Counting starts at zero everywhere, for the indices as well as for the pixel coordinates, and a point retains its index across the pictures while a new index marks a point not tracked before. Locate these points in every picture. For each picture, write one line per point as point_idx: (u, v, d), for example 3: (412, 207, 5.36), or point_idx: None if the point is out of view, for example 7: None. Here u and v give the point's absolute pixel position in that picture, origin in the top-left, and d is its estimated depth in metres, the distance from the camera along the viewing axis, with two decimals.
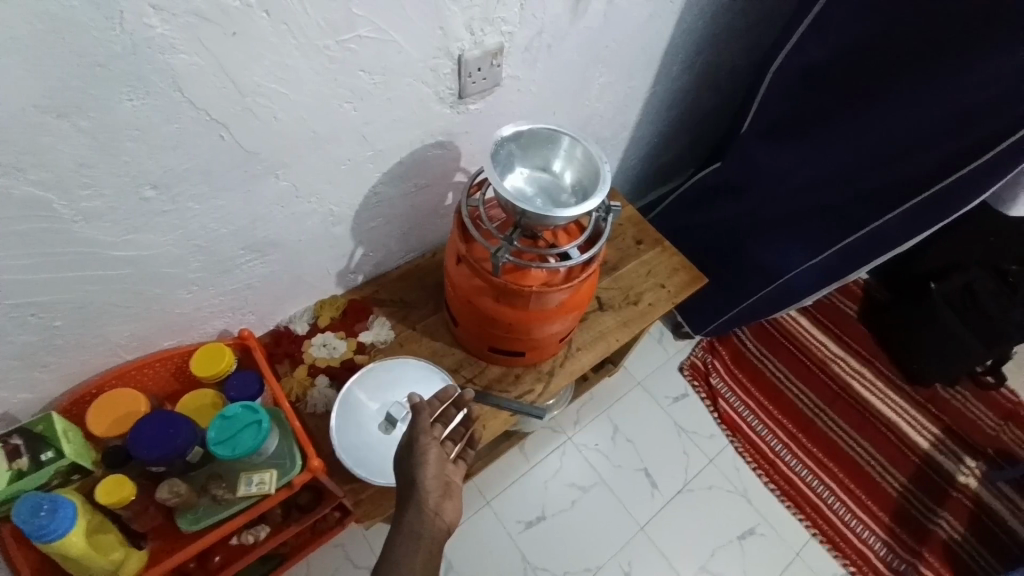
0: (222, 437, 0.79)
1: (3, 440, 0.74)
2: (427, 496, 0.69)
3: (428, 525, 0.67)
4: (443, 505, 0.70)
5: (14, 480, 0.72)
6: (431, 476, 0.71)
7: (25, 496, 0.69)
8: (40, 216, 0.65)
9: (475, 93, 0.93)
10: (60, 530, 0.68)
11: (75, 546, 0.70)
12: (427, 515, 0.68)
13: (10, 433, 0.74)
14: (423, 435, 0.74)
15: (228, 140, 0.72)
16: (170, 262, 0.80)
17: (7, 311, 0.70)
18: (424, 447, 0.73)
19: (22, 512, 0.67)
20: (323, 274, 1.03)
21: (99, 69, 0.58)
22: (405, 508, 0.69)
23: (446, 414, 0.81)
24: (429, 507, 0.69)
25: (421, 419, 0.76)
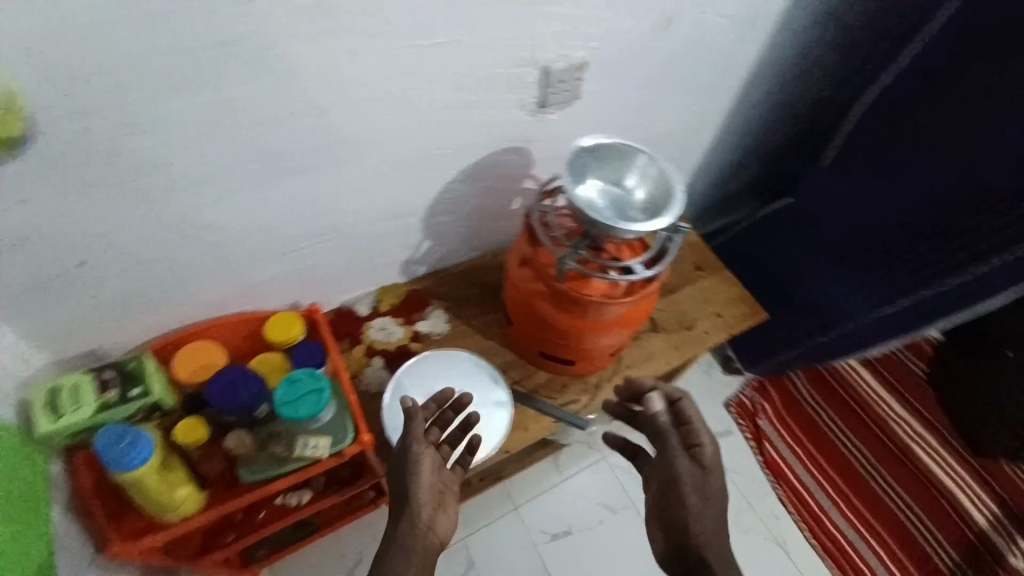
0: (287, 398, 0.83)
1: (97, 374, 0.80)
2: (422, 511, 0.70)
3: (420, 539, 0.69)
4: (436, 519, 0.72)
5: (100, 410, 0.77)
6: (427, 491, 0.72)
7: (109, 426, 0.74)
8: (155, 177, 0.69)
9: (557, 103, 0.96)
10: (136, 460, 0.72)
11: (147, 477, 0.74)
12: (418, 533, 0.69)
13: (105, 368, 0.81)
14: (417, 445, 0.75)
15: (326, 124, 0.77)
16: (258, 232, 0.85)
17: (114, 260, 0.75)
18: (418, 458, 0.74)
19: (105, 440, 0.72)
20: (390, 261, 1.07)
21: (227, 48, 0.63)
22: (399, 520, 0.71)
23: (443, 418, 0.84)
24: (423, 522, 0.70)
25: (416, 428, 0.76)
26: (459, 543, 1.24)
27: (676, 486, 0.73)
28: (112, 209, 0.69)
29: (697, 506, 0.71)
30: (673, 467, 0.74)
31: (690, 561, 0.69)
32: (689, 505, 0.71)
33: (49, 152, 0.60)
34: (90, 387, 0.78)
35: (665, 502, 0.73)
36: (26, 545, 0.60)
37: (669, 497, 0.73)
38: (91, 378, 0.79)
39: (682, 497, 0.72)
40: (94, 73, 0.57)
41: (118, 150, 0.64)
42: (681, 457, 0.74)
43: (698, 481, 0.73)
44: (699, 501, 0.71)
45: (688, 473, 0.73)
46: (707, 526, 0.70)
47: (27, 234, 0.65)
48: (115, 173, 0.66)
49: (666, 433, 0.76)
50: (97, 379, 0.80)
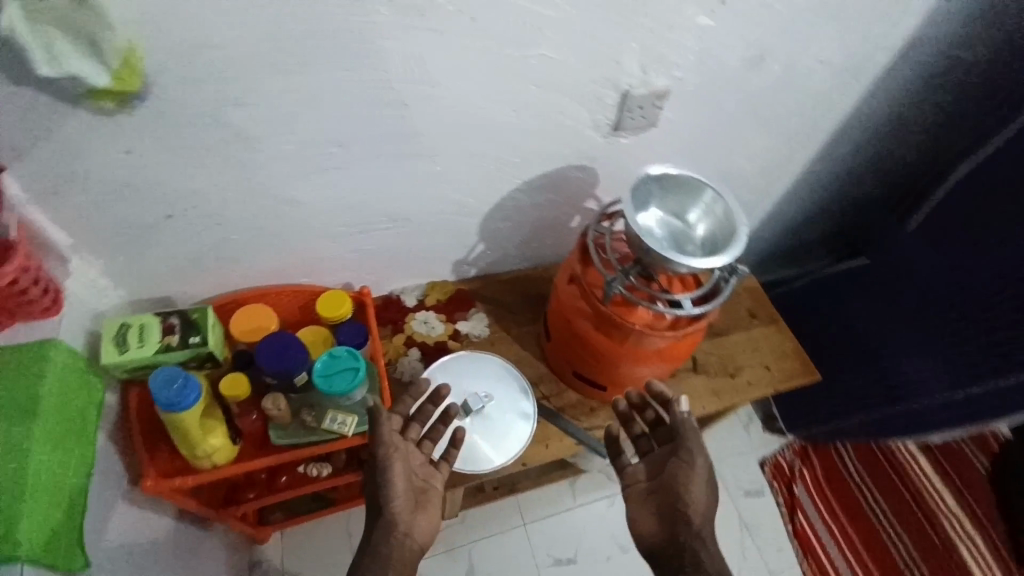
0: (324, 371, 0.86)
1: (164, 317, 0.84)
2: (396, 515, 0.74)
3: (398, 546, 0.72)
4: (412, 523, 0.75)
5: (161, 350, 0.80)
6: (399, 494, 0.75)
7: (163, 368, 0.76)
8: (243, 148, 0.75)
9: (631, 128, 0.95)
10: (185, 403, 0.74)
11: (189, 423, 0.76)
12: (394, 538, 0.72)
13: (172, 313, 0.83)
14: (383, 448, 0.76)
15: (404, 120, 0.80)
16: (326, 213, 0.90)
17: (194, 218, 0.81)
18: (387, 462, 0.76)
19: (158, 381, 0.75)
20: (443, 259, 1.10)
21: (327, 39, 0.67)
22: (375, 527, 0.74)
23: (423, 412, 0.85)
24: (400, 528, 0.74)
25: (384, 432, 0.77)
26: (462, 547, 1.24)
27: (682, 473, 0.77)
28: (200, 171, 0.75)
29: (699, 506, 0.75)
30: (689, 465, 0.77)
31: (688, 537, 0.73)
32: (692, 489, 0.76)
33: (157, 113, 0.66)
34: (157, 328, 0.81)
35: (667, 491, 0.77)
36: (63, 471, 0.60)
37: (674, 494, 0.76)
38: (158, 320, 0.82)
39: (688, 482, 0.76)
40: (206, 47, 0.63)
41: (216, 119, 0.70)
42: (696, 459, 0.78)
43: (704, 484, 0.77)
44: (703, 488, 0.76)
45: (697, 474, 0.77)
46: (704, 526, 0.74)
47: (125, 182, 0.72)
48: (209, 140, 0.72)
49: (686, 434, 0.80)
50: (165, 322, 0.83)
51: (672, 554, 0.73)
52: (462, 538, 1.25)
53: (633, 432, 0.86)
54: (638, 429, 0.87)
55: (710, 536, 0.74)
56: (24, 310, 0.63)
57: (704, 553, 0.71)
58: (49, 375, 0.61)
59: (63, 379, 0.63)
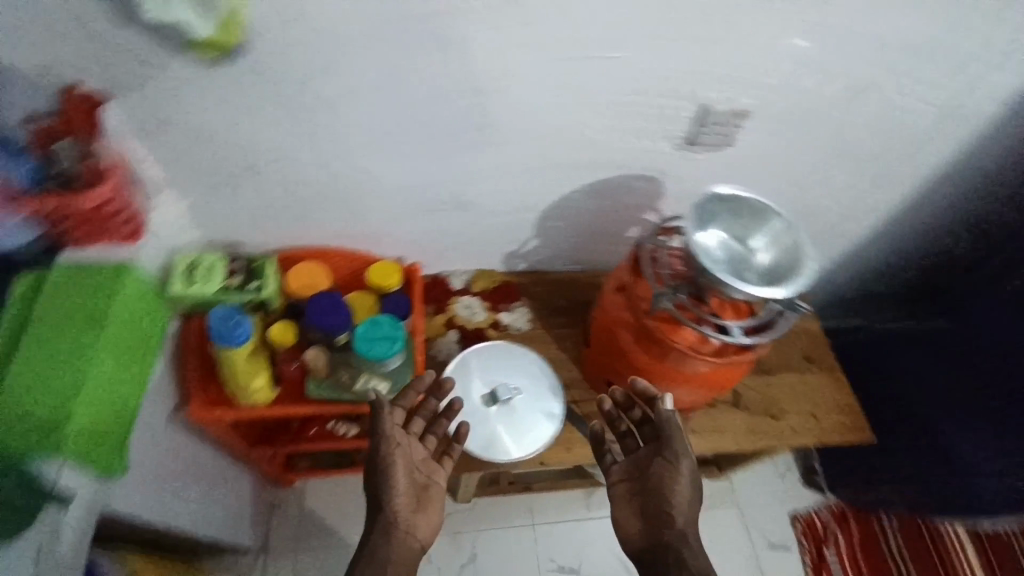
0: (366, 334, 0.86)
1: (230, 262, 0.90)
2: (398, 514, 0.75)
3: (399, 545, 0.74)
4: (413, 523, 0.76)
5: (221, 290, 0.84)
6: (400, 492, 0.76)
7: (220, 308, 0.81)
8: (321, 114, 0.77)
9: (705, 145, 0.93)
10: (234, 341, 0.79)
11: (236, 360, 0.81)
12: (394, 539, 0.74)
13: (239, 260, 0.90)
14: (386, 446, 0.76)
15: (478, 108, 0.81)
16: (389, 189, 0.91)
17: (268, 175, 0.84)
18: (388, 459, 0.76)
19: (216, 317, 0.79)
20: (495, 250, 1.10)
21: (417, 22, 0.68)
22: (373, 527, 0.75)
23: (425, 405, 0.86)
24: (400, 527, 0.75)
25: (386, 430, 0.77)
26: (469, 534, 1.25)
27: (669, 473, 0.76)
28: (279, 131, 0.78)
29: (684, 505, 0.75)
30: (676, 467, 0.76)
31: (673, 537, 0.73)
32: (678, 489, 0.75)
33: (248, 70, 0.70)
34: (220, 269, 0.85)
35: (654, 492, 0.77)
36: (117, 387, 0.66)
37: (659, 494, 0.76)
38: (223, 262, 0.87)
39: (676, 484, 0.76)
40: (304, 16, 0.65)
41: (301, 83, 0.73)
42: (683, 460, 0.77)
43: (690, 483, 0.76)
44: (688, 490, 0.76)
45: (685, 474, 0.76)
46: (687, 524, 0.74)
47: (211, 131, 0.76)
48: (291, 102, 0.75)
49: (673, 434, 0.78)
50: (227, 266, 0.88)
51: (657, 553, 0.73)
52: (470, 524, 1.26)
53: (620, 430, 0.85)
54: (626, 427, 0.85)
55: (695, 536, 0.74)
56: (112, 228, 0.68)
57: (687, 552, 0.72)
58: (119, 296, 0.67)
59: (131, 304, 0.69)
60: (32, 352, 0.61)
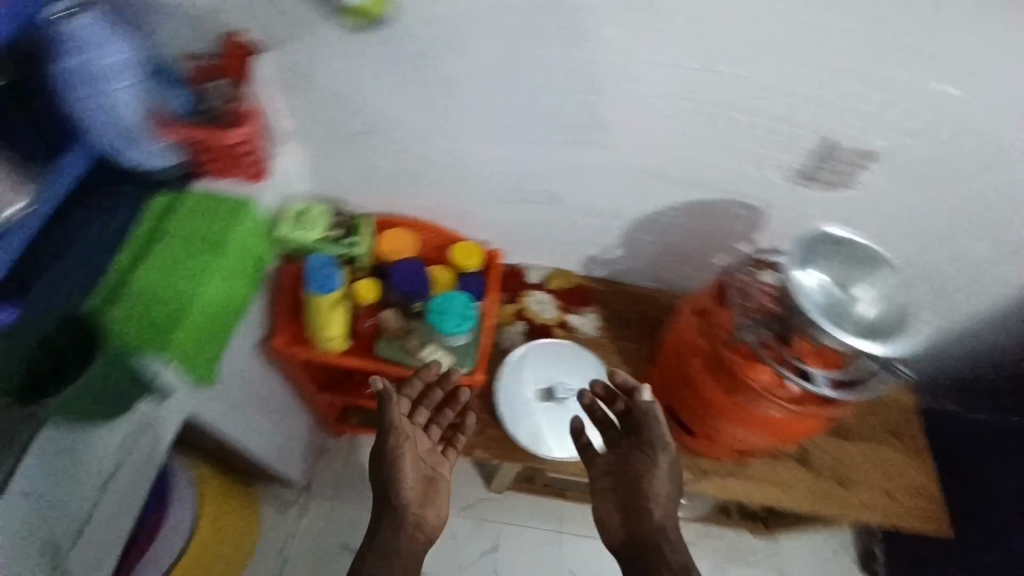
0: (440, 307, 0.88)
1: (332, 213, 0.92)
2: (408, 507, 0.74)
3: (408, 538, 0.73)
4: (421, 515, 0.76)
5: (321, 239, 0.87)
6: (410, 485, 0.75)
7: (317, 256, 0.85)
8: (440, 92, 0.79)
9: (820, 184, 0.87)
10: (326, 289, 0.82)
11: (321, 306, 0.83)
12: (402, 535, 0.72)
13: (342, 214, 0.94)
14: (393, 439, 0.75)
15: (591, 108, 0.80)
16: (486, 173, 0.92)
17: (376, 142, 0.88)
18: (398, 452, 0.75)
19: (313, 264, 0.84)
20: (575, 251, 1.09)
21: (553, 14, 0.68)
22: (382, 519, 0.74)
23: (429, 395, 0.83)
24: (408, 520, 0.74)
25: (394, 422, 0.76)
26: (493, 526, 1.25)
27: (647, 468, 0.75)
28: (397, 103, 0.81)
29: (656, 496, 0.74)
30: (650, 458, 0.76)
31: (653, 533, 0.72)
32: (653, 482, 0.75)
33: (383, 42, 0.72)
34: (324, 218, 0.88)
35: (629, 485, 0.76)
36: (222, 306, 0.73)
37: (634, 487, 0.75)
38: (327, 213, 0.89)
39: (651, 477, 0.75)
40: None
41: (429, 60, 0.74)
42: (659, 452, 0.76)
43: (665, 474, 0.76)
44: (666, 484, 0.75)
45: (661, 465, 0.75)
46: (664, 516, 0.74)
47: (336, 93, 0.80)
48: (414, 76, 0.76)
49: (649, 425, 0.77)
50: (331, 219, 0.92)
51: (641, 550, 0.72)
52: (496, 516, 1.26)
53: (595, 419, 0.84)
54: (609, 418, 0.83)
55: (675, 529, 0.74)
56: (245, 165, 0.74)
57: (666, 544, 0.71)
58: (240, 227, 0.75)
59: (249, 237, 0.77)
60: (164, 261, 0.70)
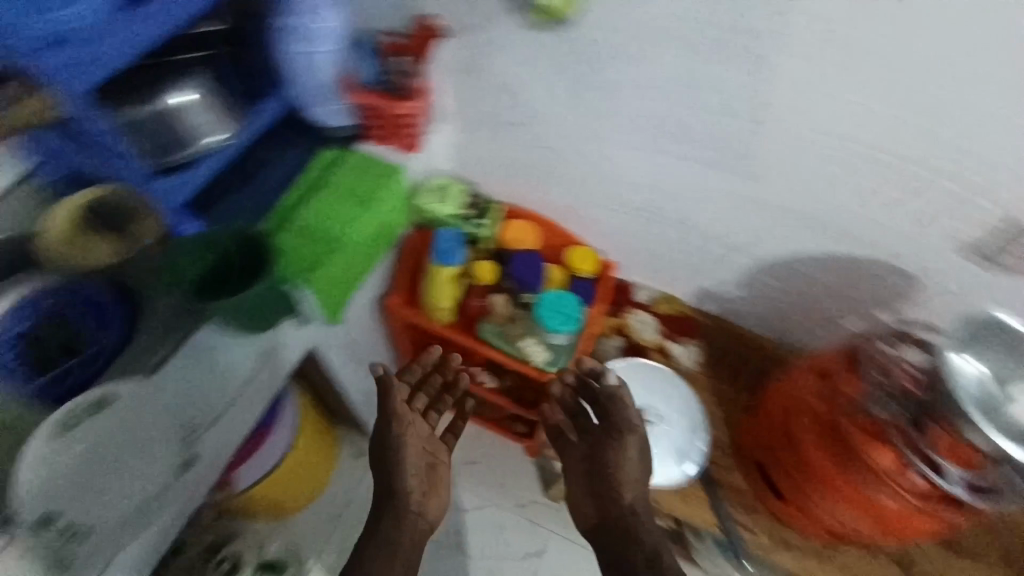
0: (549, 303, 0.89)
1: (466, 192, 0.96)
2: (410, 497, 0.76)
3: (411, 525, 0.75)
4: (422, 505, 0.77)
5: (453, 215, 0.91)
6: (412, 473, 0.77)
7: (448, 231, 0.89)
8: (592, 99, 0.79)
9: (998, 260, 0.76)
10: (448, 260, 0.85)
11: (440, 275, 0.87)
12: (405, 522, 0.74)
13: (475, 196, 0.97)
14: (397, 427, 0.76)
15: (745, 136, 0.76)
16: (617, 184, 0.91)
17: (518, 137, 0.90)
18: (398, 439, 0.76)
19: (443, 237, 0.88)
20: (687, 280, 1.04)
21: (729, 38, 0.65)
22: (387, 507, 0.75)
23: (428, 382, 0.85)
24: (411, 507, 0.76)
25: (395, 410, 0.76)
26: None
27: (616, 451, 0.77)
28: (548, 103, 0.82)
29: (626, 481, 0.75)
30: (617, 440, 0.77)
31: (624, 515, 0.74)
32: (624, 467, 0.76)
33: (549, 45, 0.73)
34: (458, 196, 0.93)
35: (600, 473, 0.77)
36: (356, 256, 0.79)
37: (603, 474, 0.76)
38: (462, 191, 0.94)
39: (620, 457, 0.76)
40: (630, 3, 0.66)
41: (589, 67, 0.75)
42: (629, 437, 0.77)
43: (636, 458, 0.77)
44: (637, 465, 0.76)
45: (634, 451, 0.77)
46: (636, 502, 0.75)
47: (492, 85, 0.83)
48: (571, 81, 0.77)
49: (618, 413, 0.77)
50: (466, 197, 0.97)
51: (611, 532, 0.73)
52: None
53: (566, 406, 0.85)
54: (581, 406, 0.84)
55: (646, 510, 0.75)
56: (405, 135, 0.81)
57: (639, 528, 0.72)
58: (389, 189, 0.81)
59: (392, 201, 0.83)
60: (321, 205, 0.77)
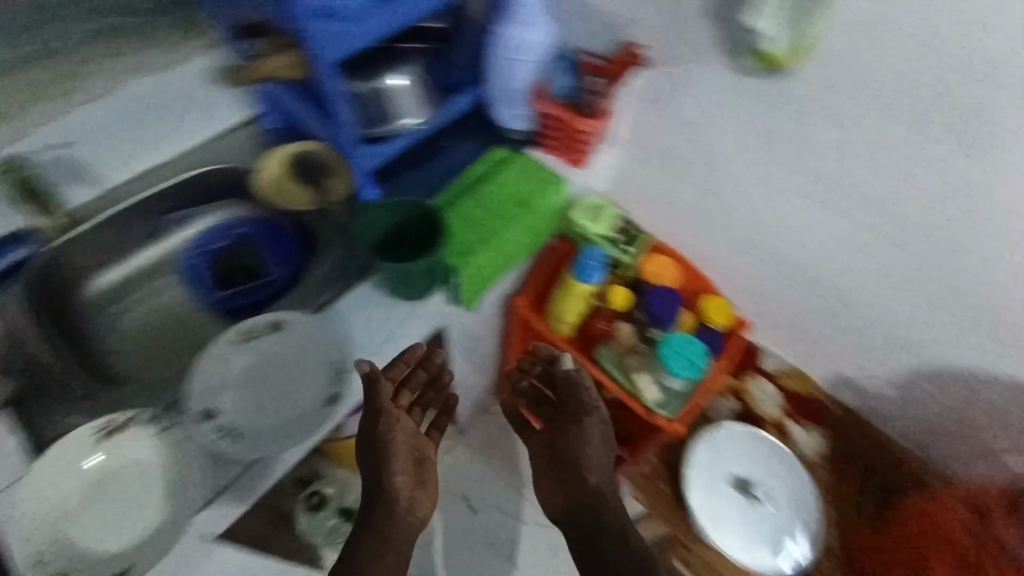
0: (675, 346, 0.85)
1: (619, 213, 0.91)
2: (399, 495, 0.66)
3: (400, 522, 0.66)
4: (414, 502, 0.68)
5: (604, 236, 0.88)
6: (400, 470, 0.67)
7: (591, 248, 0.87)
8: (780, 153, 0.76)
9: None
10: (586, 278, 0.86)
11: (575, 290, 0.88)
12: (395, 519, 0.65)
13: (629, 219, 0.92)
14: (384, 423, 0.68)
15: (952, 226, 0.69)
16: (777, 246, 0.86)
17: (682, 176, 0.87)
18: (389, 436, 0.68)
19: (586, 256, 0.86)
20: (824, 365, 0.96)
21: (964, 116, 0.61)
22: (375, 503, 0.66)
23: (412, 378, 0.74)
24: (401, 505, 0.66)
25: (383, 404, 0.68)
26: None
27: (575, 435, 0.73)
28: (731, 148, 0.79)
29: (587, 462, 0.71)
30: (578, 422, 0.73)
31: (592, 499, 0.69)
32: (586, 447, 0.72)
33: (753, 91, 0.72)
34: (611, 216, 0.89)
35: (563, 457, 0.72)
36: (509, 252, 0.82)
37: (565, 458, 0.72)
38: (617, 213, 0.90)
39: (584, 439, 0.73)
40: (875, 70, 0.63)
41: (791, 120, 0.72)
42: (588, 418, 0.74)
43: (597, 438, 0.73)
44: (598, 447, 0.72)
45: (597, 435, 0.73)
46: (603, 488, 0.70)
47: (673, 121, 0.82)
48: (765, 131, 0.74)
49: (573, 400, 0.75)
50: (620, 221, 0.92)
51: (580, 517, 0.69)
52: None
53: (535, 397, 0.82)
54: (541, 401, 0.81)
55: (612, 492, 0.70)
56: (577, 149, 0.83)
57: (605, 512, 0.68)
58: (550, 197, 0.83)
59: (548, 209, 0.84)
60: (485, 198, 0.81)
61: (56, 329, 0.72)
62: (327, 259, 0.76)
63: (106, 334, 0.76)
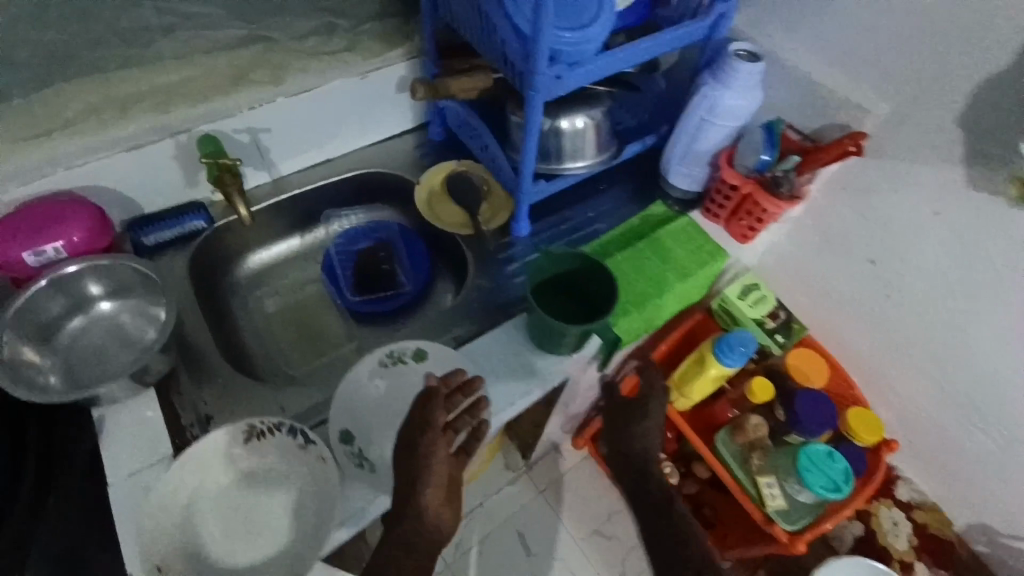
0: (813, 458, 0.77)
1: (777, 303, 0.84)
2: (427, 512, 0.52)
3: (424, 537, 0.52)
4: (441, 513, 0.53)
5: (755, 322, 0.81)
6: (432, 484, 0.52)
7: (739, 331, 0.78)
8: (997, 279, 0.66)
9: None
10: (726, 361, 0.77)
11: (709, 370, 0.80)
12: (422, 529, 0.52)
13: (784, 306, 0.84)
14: (427, 440, 0.53)
15: None
16: (955, 373, 0.75)
17: (859, 272, 0.78)
18: (426, 458, 0.53)
19: (733, 338, 0.77)
20: (973, 509, 0.84)
21: None
22: (399, 516, 0.52)
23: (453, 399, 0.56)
24: (426, 521, 0.52)
25: (432, 416, 0.54)
26: None
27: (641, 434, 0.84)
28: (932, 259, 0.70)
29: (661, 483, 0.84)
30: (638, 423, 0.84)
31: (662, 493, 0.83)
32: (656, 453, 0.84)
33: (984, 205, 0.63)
34: (767, 305, 0.82)
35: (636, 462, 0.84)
36: (648, 320, 0.76)
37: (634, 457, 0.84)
38: (774, 301, 0.83)
39: (638, 428, 0.83)
40: None
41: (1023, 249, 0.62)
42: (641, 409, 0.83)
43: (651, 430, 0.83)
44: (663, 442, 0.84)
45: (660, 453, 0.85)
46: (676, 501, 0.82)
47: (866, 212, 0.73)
48: (984, 250, 0.65)
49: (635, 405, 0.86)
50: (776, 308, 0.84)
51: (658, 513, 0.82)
52: None
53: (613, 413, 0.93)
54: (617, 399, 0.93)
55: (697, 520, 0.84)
56: (746, 224, 0.76)
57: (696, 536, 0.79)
58: (706, 270, 0.77)
59: (704, 276, 0.77)
60: (642, 258, 0.76)
61: (209, 304, 0.75)
62: (466, 288, 0.74)
63: (243, 317, 0.79)
